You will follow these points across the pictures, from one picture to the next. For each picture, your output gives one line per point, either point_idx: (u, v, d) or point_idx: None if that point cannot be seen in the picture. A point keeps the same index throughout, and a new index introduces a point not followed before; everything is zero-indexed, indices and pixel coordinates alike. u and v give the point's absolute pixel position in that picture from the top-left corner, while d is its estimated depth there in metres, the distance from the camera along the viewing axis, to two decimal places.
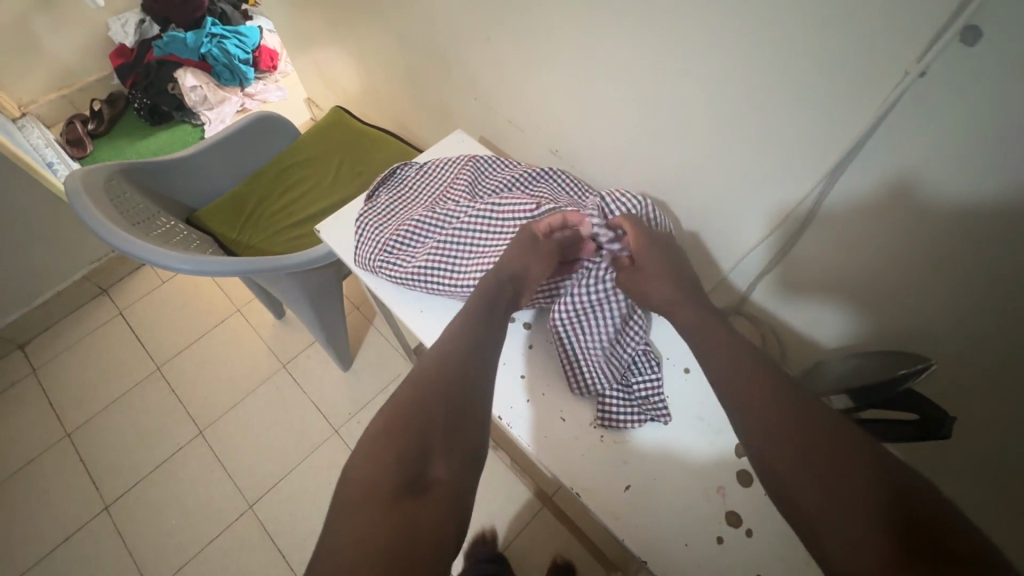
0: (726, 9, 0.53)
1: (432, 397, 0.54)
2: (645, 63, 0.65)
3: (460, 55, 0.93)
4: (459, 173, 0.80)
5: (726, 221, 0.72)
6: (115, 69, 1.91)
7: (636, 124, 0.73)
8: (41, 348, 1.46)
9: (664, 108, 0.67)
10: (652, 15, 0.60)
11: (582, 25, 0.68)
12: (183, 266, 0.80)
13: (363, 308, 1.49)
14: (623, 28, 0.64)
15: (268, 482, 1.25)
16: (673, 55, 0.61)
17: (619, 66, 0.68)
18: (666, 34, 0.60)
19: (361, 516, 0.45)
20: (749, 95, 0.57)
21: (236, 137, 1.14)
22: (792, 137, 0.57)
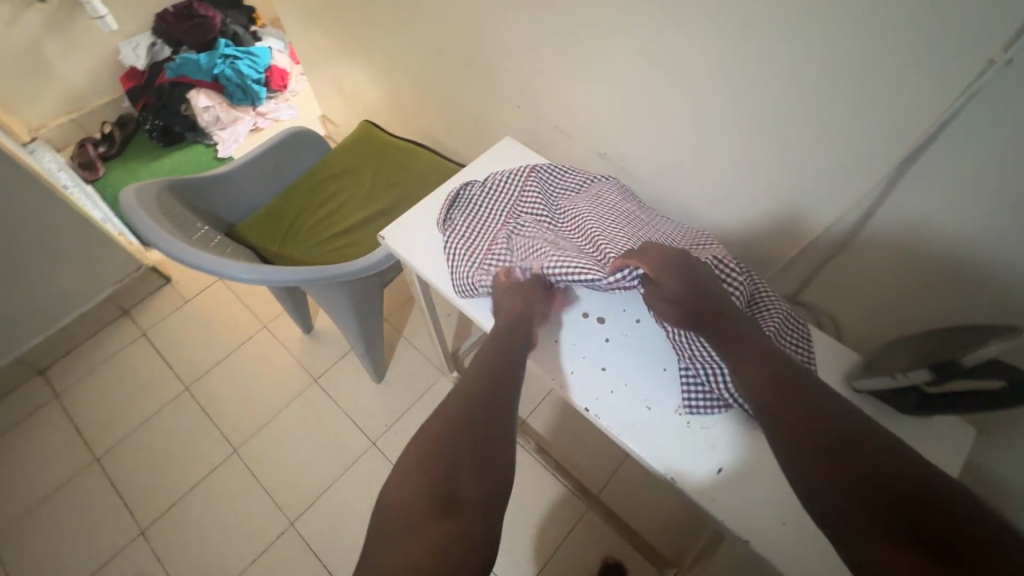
0: (800, 13, 0.56)
1: (463, 428, 0.57)
2: (709, 68, 0.68)
3: (505, 64, 0.96)
4: (526, 183, 0.81)
5: (791, 210, 0.75)
6: (126, 91, 1.91)
7: (694, 126, 0.76)
8: (63, 373, 1.43)
9: (727, 109, 0.70)
10: (720, 21, 0.63)
11: (640, 33, 0.72)
12: (242, 275, 0.79)
13: (392, 319, 1.49)
14: (687, 34, 0.67)
15: (309, 497, 1.24)
16: (741, 58, 0.64)
17: (679, 72, 0.71)
18: (734, 38, 0.63)
19: (405, 538, 0.48)
20: (820, 91, 0.61)
21: (271, 153, 1.15)
22: (863, 129, 0.60)
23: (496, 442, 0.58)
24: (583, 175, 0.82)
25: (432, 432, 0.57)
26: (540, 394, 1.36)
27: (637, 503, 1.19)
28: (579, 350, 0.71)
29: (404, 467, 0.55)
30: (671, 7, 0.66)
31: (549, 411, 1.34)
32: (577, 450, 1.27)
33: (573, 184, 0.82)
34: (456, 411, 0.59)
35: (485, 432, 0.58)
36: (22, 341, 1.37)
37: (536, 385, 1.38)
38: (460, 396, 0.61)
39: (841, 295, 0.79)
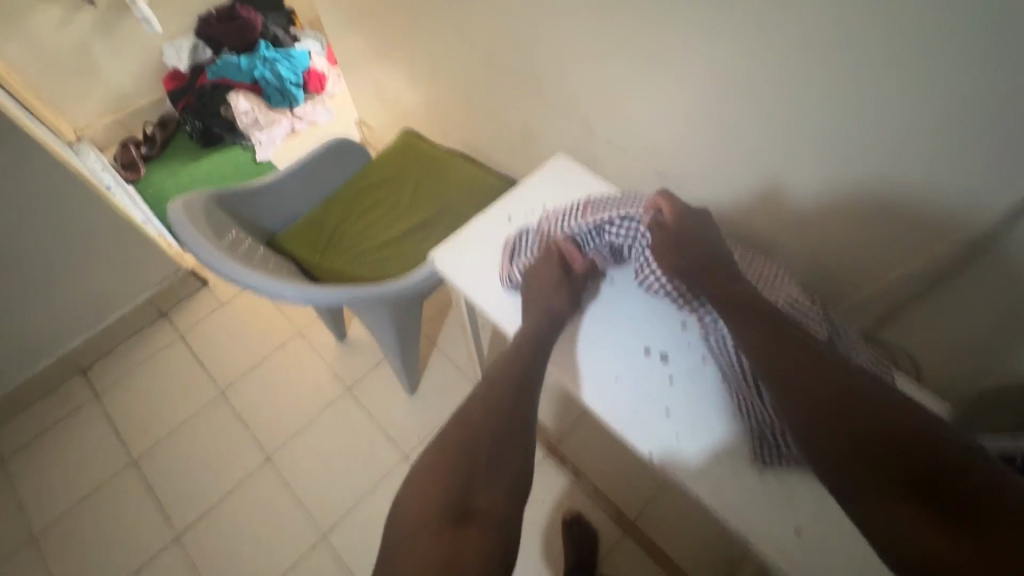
0: (926, 25, 0.52)
1: (475, 440, 0.61)
2: (808, 83, 0.64)
3: (558, 76, 0.92)
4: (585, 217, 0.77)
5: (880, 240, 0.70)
6: (168, 92, 1.93)
7: (777, 147, 0.71)
8: (103, 373, 1.44)
9: (819, 127, 0.66)
10: (824, 32, 0.59)
11: (726, 46, 0.67)
12: (289, 294, 0.77)
13: (426, 329, 1.47)
14: (784, 45, 0.63)
15: (341, 508, 1.22)
16: (847, 71, 0.60)
17: (765, 88, 0.67)
18: (842, 50, 0.59)
19: (417, 547, 0.53)
20: (937, 111, 0.56)
21: (313, 163, 1.14)
22: (977, 152, 0.56)
23: (506, 450, 0.61)
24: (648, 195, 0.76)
25: (444, 440, 0.62)
26: (575, 412, 1.32)
27: (678, 534, 1.14)
28: (643, 390, 0.67)
29: (417, 475, 0.60)
30: (767, 15, 0.62)
31: (586, 431, 1.30)
32: (615, 476, 1.23)
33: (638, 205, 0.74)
34: (477, 423, 0.62)
35: (500, 444, 0.61)
36: (66, 340, 1.39)
37: (573, 405, 1.34)
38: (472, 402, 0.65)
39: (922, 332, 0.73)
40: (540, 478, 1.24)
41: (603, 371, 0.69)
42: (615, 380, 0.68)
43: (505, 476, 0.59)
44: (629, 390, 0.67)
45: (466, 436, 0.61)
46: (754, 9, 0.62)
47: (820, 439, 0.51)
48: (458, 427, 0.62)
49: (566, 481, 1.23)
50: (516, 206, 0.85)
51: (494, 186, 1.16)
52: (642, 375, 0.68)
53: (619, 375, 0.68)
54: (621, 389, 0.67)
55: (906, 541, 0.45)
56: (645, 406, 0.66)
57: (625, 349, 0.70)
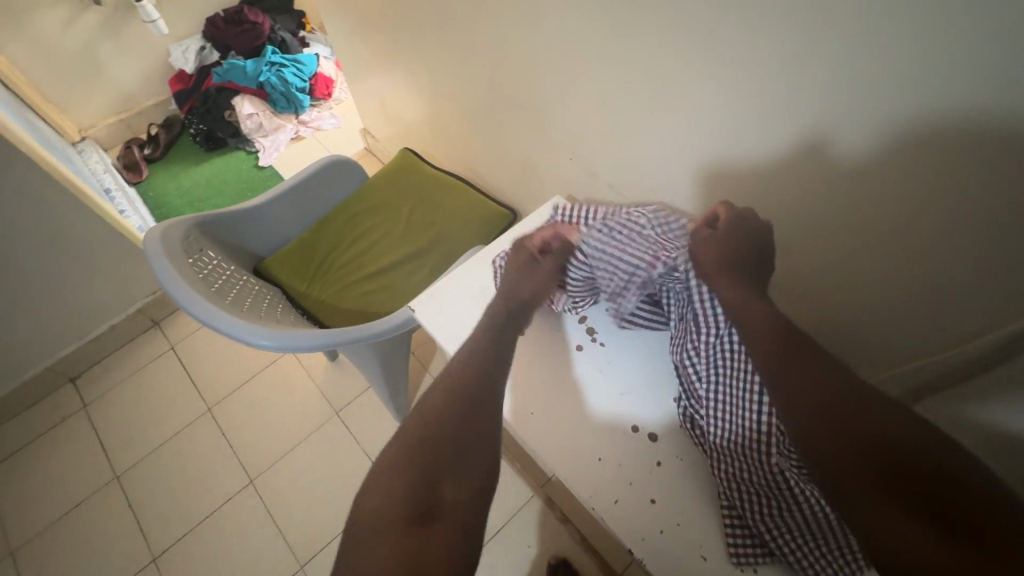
0: (921, 146, 0.46)
1: (444, 430, 0.54)
2: (798, 180, 0.58)
3: (560, 112, 0.86)
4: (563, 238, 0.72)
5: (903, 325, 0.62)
6: (174, 94, 1.91)
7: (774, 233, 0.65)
8: (93, 382, 1.43)
9: (810, 222, 0.60)
10: (814, 133, 0.53)
11: (714, 121, 0.62)
12: (261, 341, 0.73)
13: (419, 354, 1.43)
14: (772, 138, 0.57)
15: (320, 540, 1.19)
16: (836, 175, 0.54)
17: (758, 171, 0.61)
18: (831, 154, 0.53)
19: (378, 556, 0.46)
20: (932, 234, 0.50)
21: (303, 186, 1.09)
22: (976, 279, 0.49)
23: (484, 434, 0.55)
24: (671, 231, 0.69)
25: (414, 428, 0.55)
26: None
27: None
28: (625, 471, 0.60)
29: (378, 469, 0.53)
30: (757, 102, 0.56)
31: None
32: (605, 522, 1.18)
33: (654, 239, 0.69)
34: (444, 412, 0.55)
35: (469, 433, 0.55)
36: (56, 349, 1.38)
37: None
38: (435, 394, 0.58)
39: None
40: (528, 520, 1.20)
41: (583, 448, 0.62)
42: (592, 462, 0.61)
43: (474, 468, 0.53)
44: (609, 470, 0.60)
45: (432, 424, 0.54)
46: (741, 95, 0.57)
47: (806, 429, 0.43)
48: (425, 415, 0.55)
49: (554, 525, 1.19)
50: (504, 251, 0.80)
51: (491, 216, 1.10)
52: (626, 455, 0.62)
53: (598, 455, 0.62)
54: (602, 472, 0.60)
55: (888, 545, 0.37)
56: (627, 490, 0.59)
57: (607, 418, 0.65)
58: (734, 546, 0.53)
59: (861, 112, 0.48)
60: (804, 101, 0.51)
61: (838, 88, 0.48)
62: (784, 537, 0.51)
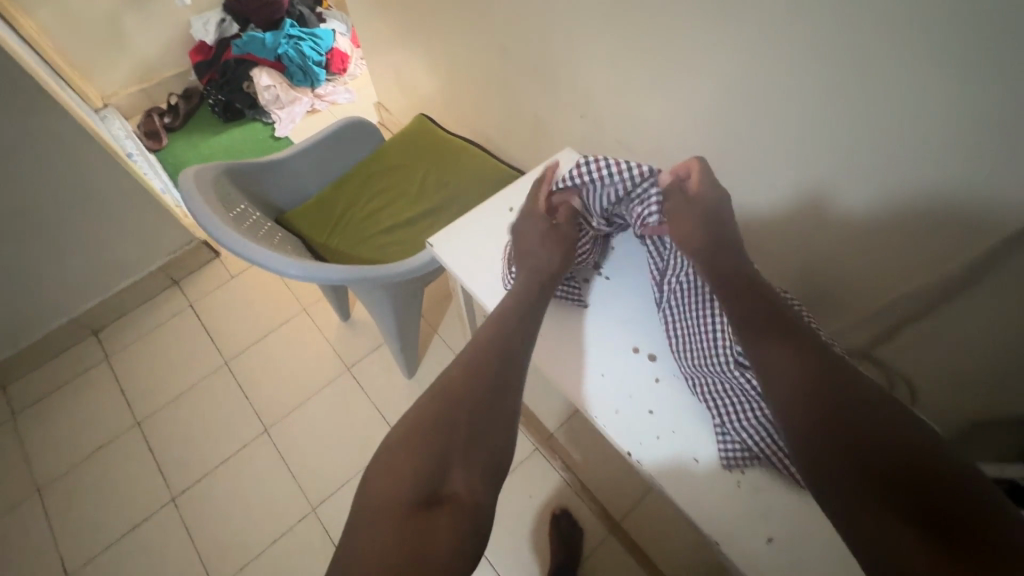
0: (923, 74, 0.51)
1: (455, 416, 0.57)
2: (807, 117, 0.63)
3: (571, 70, 0.91)
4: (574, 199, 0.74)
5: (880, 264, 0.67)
6: (193, 65, 1.96)
7: (780, 170, 0.70)
8: (115, 335, 1.49)
9: (818, 157, 0.65)
10: (825, 73, 0.58)
11: (729, 67, 0.67)
12: (291, 271, 0.78)
13: (428, 316, 1.48)
14: (784, 79, 0.62)
15: (331, 485, 1.25)
16: (844, 109, 0.59)
17: (768, 116, 0.67)
18: (842, 89, 0.58)
19: (381, 535, 0.48)
20: (922, 159, 0.56)
21: (324, 142, 1.14)
22: (965, 190, 0.54)
23: (496, 417, 0.58)
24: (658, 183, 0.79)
25: (424, 412, 0.57)
26: (570, 410, 1.33)
27: (662, 537, 1.14)
28: (623, 390, 0.67)
29: (388, 450, 0.55)
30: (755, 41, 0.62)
31: (578, 429, 1.30)
32: (603, 474, 1.23)
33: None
34: (459, 400, 0.58)
35: (478, 422, 0.57)
36: (80, 301, 1.44)
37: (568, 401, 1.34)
38: (453, 371, 0.61)
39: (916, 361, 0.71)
40: (530, 471, 1.25)
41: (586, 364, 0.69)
42: (593, 381, 0.68)
43: (478, 462, 0.55)
44: (608, 387, 0.67)
45: (443, 416, 0.57)
46: (757, 40, 0.62)
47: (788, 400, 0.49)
48: (438, 403, 0.58)
49: (555, 477, 1.24)
50: (517, 196, 0.85)
51: (503, 177, 1.15)
52: (625, 375, 0.68)
53: (600, 369, 0.68)
54: (604, 389, 0.67)
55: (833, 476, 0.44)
56: (624, 401, 0.66)
57: (609, 341, 0.71)
58: (727, 454, 0.59)
59: (869, 48, 0.53)
60: (818, 39, 0.57)
61: (851, 25, 0.53)
62: (762, 438, 0.57)
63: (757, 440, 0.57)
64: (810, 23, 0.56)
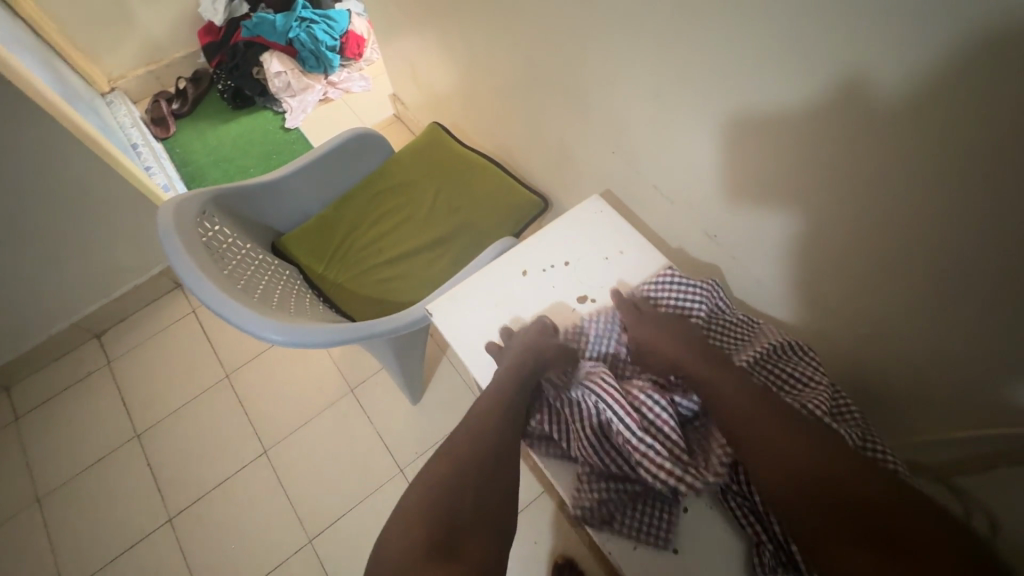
0: None
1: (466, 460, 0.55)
2: (911, 203, 0.51)
3: (605, 102, 0.79)
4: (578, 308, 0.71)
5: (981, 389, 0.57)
6: (202, 46, 1.85)
7: (869, 252, 0.58)
8: (117, 340, 1.45)
9: (929, 245, 0.52)
10: (937, 156, 0.47)
11: (825, 127, 0.53)
12: (272, 336, 0.69)
13: (438, 337, 1.40)
14: (901, 153, 0.49)
15: (329, 516, 1.20)
16: (980, 201, 0.46)
17: (862, 193, 0.54)
18: (985, 177, 0.45)
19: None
20: None
21: (327, 159, 1.03)
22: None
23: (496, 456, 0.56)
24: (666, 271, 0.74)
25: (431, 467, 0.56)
26: None
27: None
28: (664, 521, 0.56)
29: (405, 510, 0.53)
30: (846, 102, 0.50)
31: None
32: None
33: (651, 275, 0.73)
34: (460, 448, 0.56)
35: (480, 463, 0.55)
36: (82, 305, 1.39)
37: None
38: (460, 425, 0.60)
39: None
40: (537, 515, 1.18)
41: (602, 480, 0.58)
42: (622, 514, 0.57)
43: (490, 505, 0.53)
44: (637, 506, 0.57)
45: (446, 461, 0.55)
46: (871, 104, 0.49)
47: (772, 481, 0.49)
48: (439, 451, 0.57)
49: (564, 523, 1.17)
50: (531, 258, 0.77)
51: (522, 204, 1.03)
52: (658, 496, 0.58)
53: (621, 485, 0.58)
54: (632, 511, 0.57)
55: None
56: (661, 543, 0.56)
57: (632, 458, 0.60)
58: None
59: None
60: (963, 117, 0.43)
61: (1007, 109, 0.41)
62: None
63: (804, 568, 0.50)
64: (923, 100, 0.45)
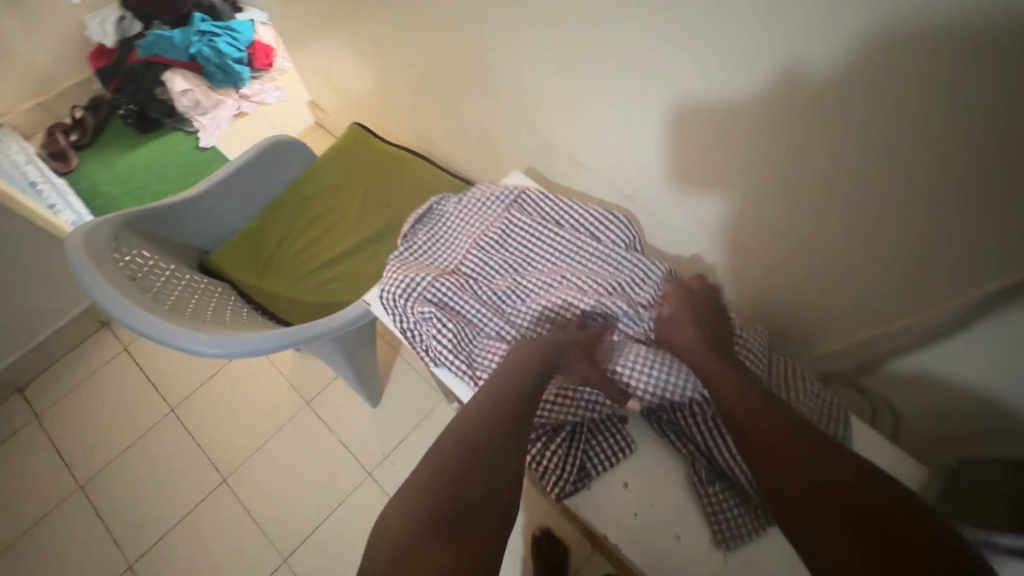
0: (897, 106, 0.47)
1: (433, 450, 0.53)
2: (787, 141, 0.57)
3: (513, 80, 0.82)
4: (503, 266, 0.73)
5: (870, 307, 0.64)
6: (95, 71, 1.75)
7: (761, 194, 0.64)
8: (43, 391, 1.35)
9: (813, 180, 0.58)
10: (800, 95, 0.53)
11: (711, 81, 0.59)
12: (207, 349, 0.67)
13: (389, 338, 1.39)
14: (779, 94, 0.54)
15: (302, 532, 1.18)
16: (845, 130, 0.52)
17: (746, 135, 0.60)
18: (849, 107, 0.50)
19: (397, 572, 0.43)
20: (903, 187, 0.52)
21: (244, 171, 1.01)
22: (979, 222, 0.49)
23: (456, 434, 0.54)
24: (583, 211, 0.74)
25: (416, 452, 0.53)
26: None
27: None
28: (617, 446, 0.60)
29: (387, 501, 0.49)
30: (720, 53, 0.56)
31: None
32: None
33: (567, 221, 0.75)
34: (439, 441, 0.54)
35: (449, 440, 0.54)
36: None
37: None
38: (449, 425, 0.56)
39: (904, 391, 0.67)
40: None
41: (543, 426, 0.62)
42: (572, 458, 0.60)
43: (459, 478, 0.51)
44: (586, 437, 0.61)
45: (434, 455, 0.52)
46: (745, 53, 0.54)
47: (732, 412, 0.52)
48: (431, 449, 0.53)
49: (535, 497, 1.20)
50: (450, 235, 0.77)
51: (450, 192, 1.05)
52: (600, 424, 0.62)
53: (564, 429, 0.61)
54: (583, 445, 0.61)
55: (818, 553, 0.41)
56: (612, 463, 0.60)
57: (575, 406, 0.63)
58: (712, 512, 0.55)
59: (881, 71, 0.46)
60: (814, 55, 0.49)
61: (846, 43, 0.47)
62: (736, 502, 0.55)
63: (730, 466, 0.56)
64: (782, 44, 0.51)
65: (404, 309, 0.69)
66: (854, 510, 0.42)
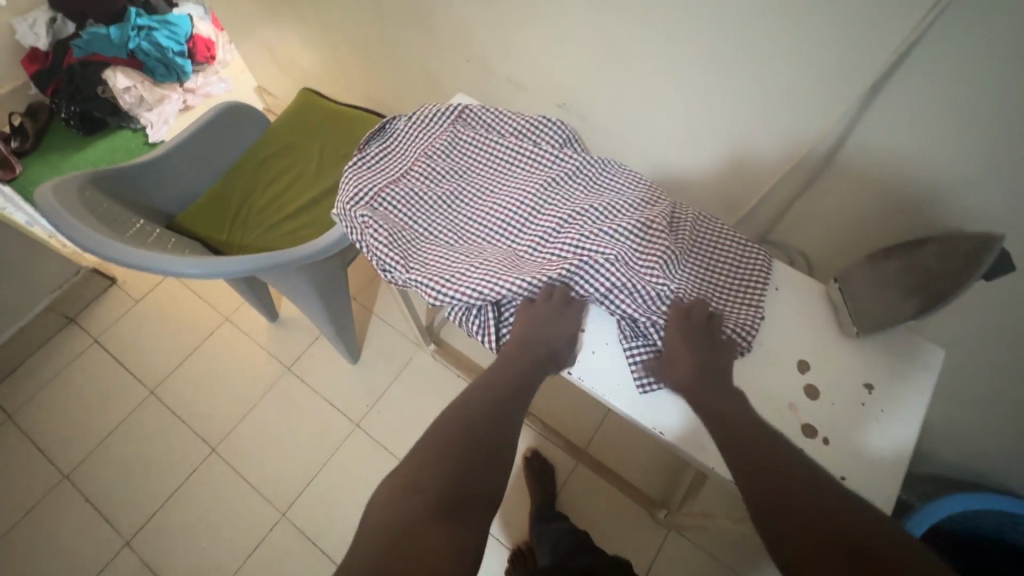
0: None
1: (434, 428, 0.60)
2: (681, 23, 0.67)
3: (449, 13, 0.89)
4: (449, 176, 0.80)
5: (763, 161, 0.76)
6: (30, 76, 1.71)
7: (667, 75, 0.74)
8: (13, 392, 1.33)
9: (703, 54, 0.68)
10: None
11: None
12: (189, 270, 0.73)
13: (362, 299, 1.44)
14: None
15: (297, 486, 1.21)
16: (724, 1, 0.62)
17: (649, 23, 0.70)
18: None
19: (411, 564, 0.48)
20: (775, 44, 0.62)
21: (201, 134, 1.05)
22: (828, 60, 0.60)
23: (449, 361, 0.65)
24: (522, 119, 0.83)
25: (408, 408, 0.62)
26: None
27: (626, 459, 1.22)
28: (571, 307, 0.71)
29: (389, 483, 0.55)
30: None
31: None
32: (563, 414, 1.28)
33: (508, 129, 0.84)
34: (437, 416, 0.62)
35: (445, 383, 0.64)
36: None
37: None
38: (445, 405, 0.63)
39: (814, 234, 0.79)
40: None
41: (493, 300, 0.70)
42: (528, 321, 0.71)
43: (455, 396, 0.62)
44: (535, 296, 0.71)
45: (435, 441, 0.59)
46: None
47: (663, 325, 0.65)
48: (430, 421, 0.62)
49: None
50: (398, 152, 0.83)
51: None
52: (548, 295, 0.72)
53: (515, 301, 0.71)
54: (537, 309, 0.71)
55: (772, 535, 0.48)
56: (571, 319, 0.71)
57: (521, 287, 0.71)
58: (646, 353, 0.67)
59: None
60: None
61: None
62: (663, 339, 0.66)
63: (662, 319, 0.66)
64: None
65: (353, 213, 0.75)
66: (801, 508, 0.48)
